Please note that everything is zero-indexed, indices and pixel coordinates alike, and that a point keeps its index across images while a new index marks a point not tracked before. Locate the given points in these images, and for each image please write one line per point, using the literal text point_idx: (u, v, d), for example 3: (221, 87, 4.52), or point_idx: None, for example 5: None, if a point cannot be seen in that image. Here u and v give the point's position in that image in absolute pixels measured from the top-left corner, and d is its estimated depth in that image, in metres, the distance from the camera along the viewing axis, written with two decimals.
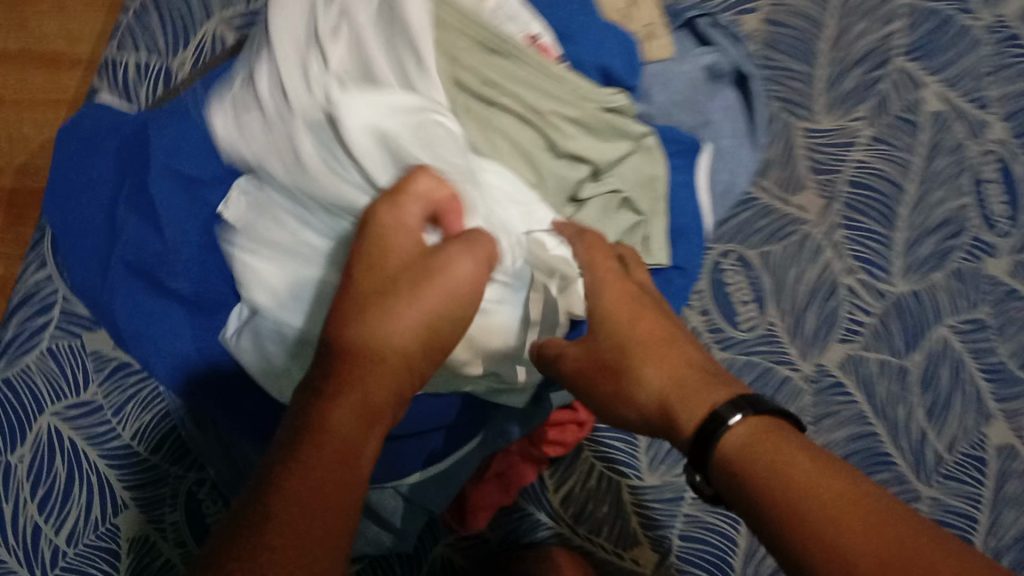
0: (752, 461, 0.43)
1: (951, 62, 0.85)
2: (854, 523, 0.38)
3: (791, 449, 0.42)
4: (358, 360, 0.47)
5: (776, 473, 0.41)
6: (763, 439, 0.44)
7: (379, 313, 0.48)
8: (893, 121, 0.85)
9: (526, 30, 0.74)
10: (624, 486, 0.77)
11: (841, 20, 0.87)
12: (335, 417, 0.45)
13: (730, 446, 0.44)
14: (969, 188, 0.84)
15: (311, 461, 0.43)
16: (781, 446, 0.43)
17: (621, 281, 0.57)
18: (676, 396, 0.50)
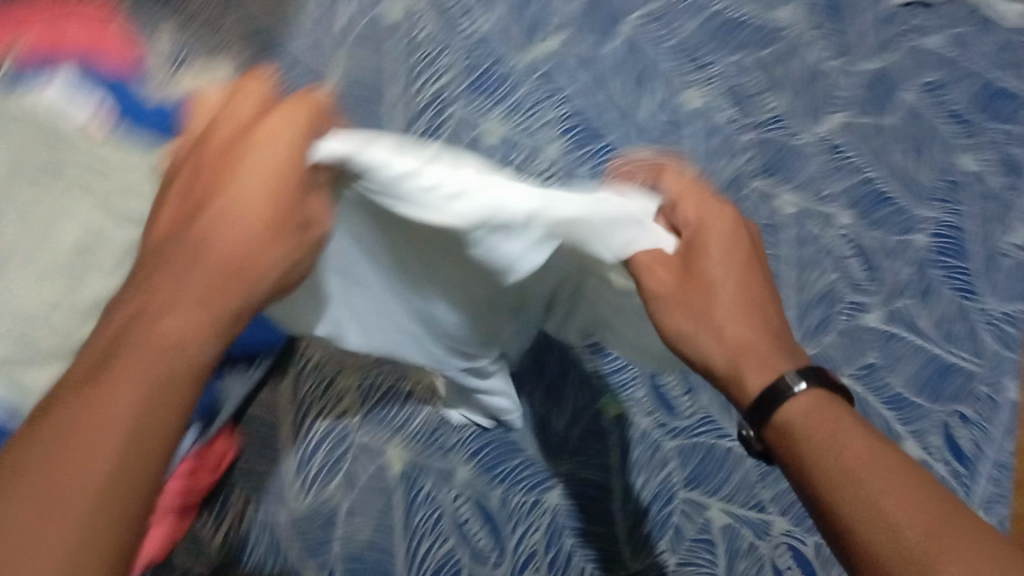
0: (804, 439, 0.45)
1: (881, 135, 0.87)
2: (899, 482, 0.41)
3: (861, 439, 0.44)
4: (180, 258, 0.40)
5: (831, 447, 0.44)
6: (819, 411, 0.46)
7: (222, 191, 0.42)
8: (816, 179, 0.84)
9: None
10: (528, 482, 0.71)
11: (790, 72, 0.88)
12: (189, 274, 0.40)
13: (790, 413, 0.46)
14: (884, 249, 0.83)
15: (135, 356, 0.37)
16: (855, 437, 0.44)
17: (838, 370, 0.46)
18: (760, 355, 0.49)
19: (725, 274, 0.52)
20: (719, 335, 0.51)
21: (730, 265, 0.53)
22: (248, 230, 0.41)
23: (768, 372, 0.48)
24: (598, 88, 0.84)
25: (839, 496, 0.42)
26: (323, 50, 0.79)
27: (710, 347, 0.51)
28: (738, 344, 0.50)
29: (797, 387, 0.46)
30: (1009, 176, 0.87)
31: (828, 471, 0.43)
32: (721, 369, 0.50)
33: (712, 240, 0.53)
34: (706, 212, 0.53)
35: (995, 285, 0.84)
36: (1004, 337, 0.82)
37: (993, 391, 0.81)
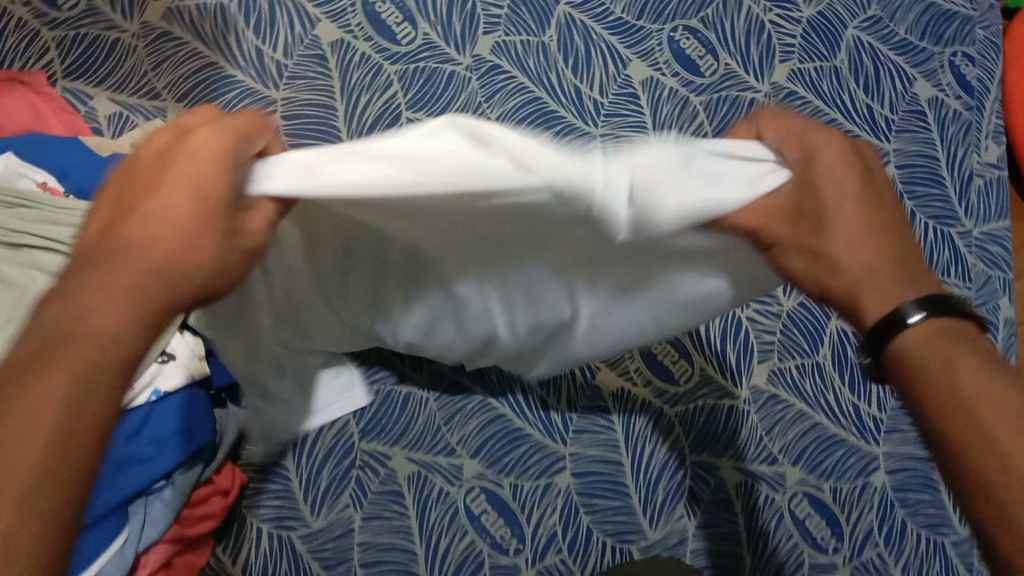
0: (917, 373, 0.38)
1: (833, 76, 0.87)
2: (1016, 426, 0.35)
3: (981, 370, 0.36)
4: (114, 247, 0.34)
5: (949, 390, 0.36)
6: (937, 341, 0.38)
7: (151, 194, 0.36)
8: None
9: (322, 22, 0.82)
10: (534, 467, 0.71)
11: (736, 29, 0.88)
12: (119, 270, 0.34)
13: (906, 344, 0.38)
14: None
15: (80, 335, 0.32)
16: (970, 368, 0.36)
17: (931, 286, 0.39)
18: (877, 283, 0.39)
19: (846, 194, 0.40)
20: (837, 266, 0.40)
21: (859, 180, 0.40)
22: (180, 234, 0.35)
23: (888, 299, 0.39)
24: (549, 69, 0.84)
25: (952, 431, 0.36)
26: (271, 71, 0.80)
27: (809, 280, 0.41)
28: (856, 277, 0.40)
29: (913, 316, 0.38)
30: (966, 97, 0.87)
31: (940, 401, 0.37)
32: (839, 297, 0.40)
33: (827, 165, 0.40)
34: (822, 145, 0.40)
35: (968, 207, 0.84)
36: (986, 255, 0.82)
37: (987, 310, 0.81)
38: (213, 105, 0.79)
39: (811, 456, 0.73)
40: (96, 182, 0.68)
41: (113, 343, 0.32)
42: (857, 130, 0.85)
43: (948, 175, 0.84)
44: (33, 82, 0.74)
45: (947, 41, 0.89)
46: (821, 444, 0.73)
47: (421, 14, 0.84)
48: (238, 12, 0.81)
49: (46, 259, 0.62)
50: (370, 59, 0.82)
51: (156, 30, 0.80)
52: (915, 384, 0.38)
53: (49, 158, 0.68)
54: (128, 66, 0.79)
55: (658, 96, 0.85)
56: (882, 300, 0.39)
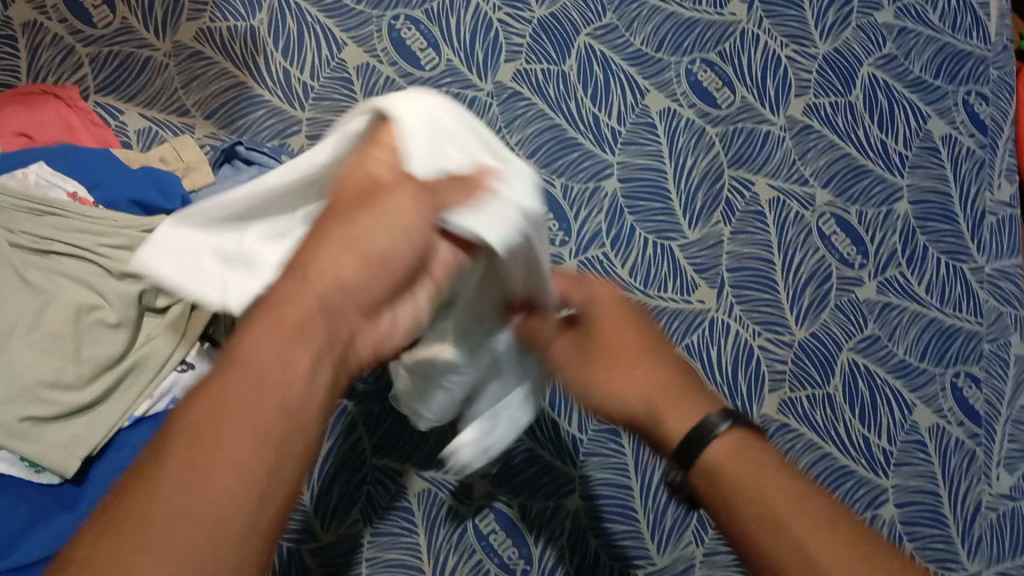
0: (746, 500, 0.49)
1: (848, 112, 0.88)
2: (819, 532, 0.46)
3: (781, 492, 0.48)
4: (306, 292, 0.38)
5: (766, 509, 0.48)
6: (739, 459, 0.51)
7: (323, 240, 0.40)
8: (791, 163, 0.86)
9: (348, 46, 0.84)
10: (544, 491, 0.71)
11: (754, 63, 0.89)
12: (307, 327, 0.38)
13: (720, 454, 0.51)
14: (866, 222, 0.84)
15: (229, 453, 0.35)
16: (778, 489, 0.48)
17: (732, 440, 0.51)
18: (664, 395, 0.55)
19: (621, 336, 0.58)
20: (634, 373, 0.56)
21: (632, 330, 0.58)
22: (361, 280, 0.39)
23: (686, 421, 0.53)
24: (569, 98, 0.86)
25: (765, 536, 0.48)
26: (298, 92, 0.82)
27: (618, 405, 0.56)
28: (646, 393, 0.55)
29: (720, 429, 0.52)
30: (979, 136, 0.88)
31: (754, 517, 0.48)
32: (641, 421, 0.55)
33: (602, 312, 0.58)
34: (592, 294, 0.59)
35: (980, 243, 0.84)
36: (999, 292, 0.83)
37: (998, 347, 0.81)
38: (240, 124, 0.81)
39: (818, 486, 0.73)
40: (127, 194, 0.70)
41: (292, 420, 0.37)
42: (871, 165, 0.86)
43: (960, 214, 0.85)
44: (67, 95, 0.76)
45: (961, 82, 0.90)
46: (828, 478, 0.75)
47: (445, 41, 0.86)
48: (268, 35, 0.83)
49: (77, 268, 0.65)
50: (395, 84, 0.84)
51: (187, 50, 0.82)
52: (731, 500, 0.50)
53: (80, 168, 0.70)
54: (160, 83, 0.81)
55: (674, 126, 0.86)
56: (681, 416, 0.54)
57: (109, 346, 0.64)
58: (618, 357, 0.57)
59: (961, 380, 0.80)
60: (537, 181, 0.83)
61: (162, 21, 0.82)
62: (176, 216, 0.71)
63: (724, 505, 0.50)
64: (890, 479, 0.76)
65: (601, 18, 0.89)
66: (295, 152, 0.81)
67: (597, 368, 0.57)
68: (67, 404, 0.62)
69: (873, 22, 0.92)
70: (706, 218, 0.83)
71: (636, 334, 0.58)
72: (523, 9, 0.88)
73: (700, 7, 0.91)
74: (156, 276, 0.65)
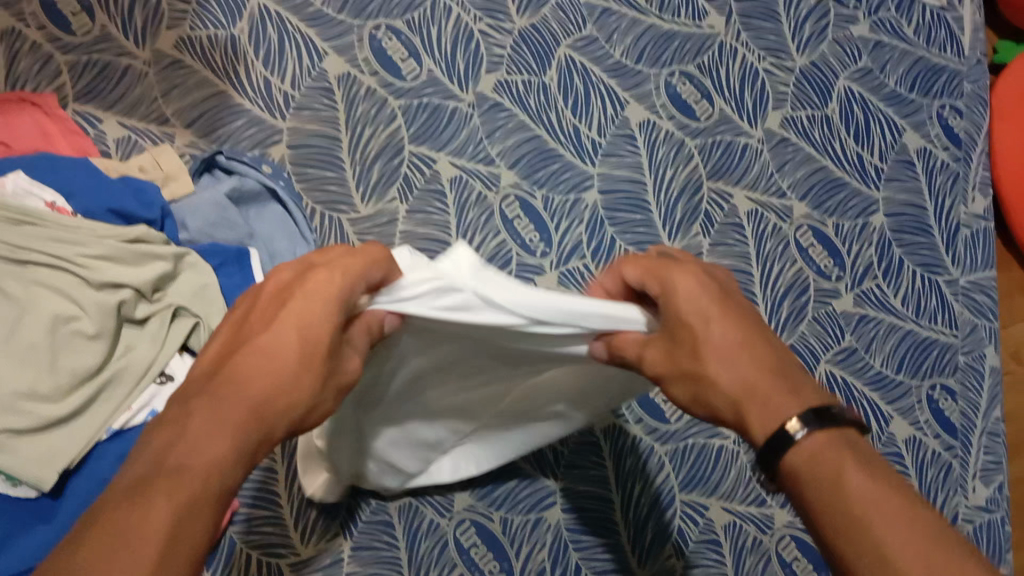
0: (815, 487, 0.40)
1: (826, 126, 0.89)
2: (902, 545, 0.36)
3: (864, 486, 0.38)
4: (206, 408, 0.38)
5: (834, 498, 0.39)
6: (825, 455, 0.40)
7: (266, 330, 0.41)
8: (769, 176, 0.87)
9: (329, 57, 0.84)
10: (523, 502, 0.71)
11: (732, 77, 0.90)
12: (228, 406, 0.38)
13: (799, 456, 0.40)
14: (842, 234, 0.85)
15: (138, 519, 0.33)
16: (856, 482, 0.39)
17: (819, 444, 0.40)
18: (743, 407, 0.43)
19: (724, 329, 0.45)
20: (719, 382, 0.44)
21: (739, 328, 0.45)
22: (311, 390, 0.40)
23: (773, 420, 0.42)
24: (550, 110, 0.86)
25: (841, 535, 0.38)
26: (279, 102, 0.82)
27: (704, 410, 0.46)
28: (735, 390, 0.44)
29: (798, 435, 0.40)
30: (953, 149, 0.89)
31: (832, 513, 0.39)
32: (729, 417, 0.44)
33: (682, 308, 0.46)
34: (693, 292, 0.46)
35: (955, 256, 0.85)
36: (973, 304, 0.84)
37: (973, 359, 0.82)
38: (221, 133, 0.81)
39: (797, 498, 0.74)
40: (106, 204, 0.69)
41: (209, 480, 0.35)
42: (848, 179, 0.87)
43: (935, 227, 0.86)
44: (44, 103, 0.75)
45: (937, 95, 0.91)
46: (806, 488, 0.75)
47: (426, 52, 0.86)
48: (248, 44, 0.83)
49: (53, 277, 0.64)
50: (376, 93, 0.84)
51: (167, 58, 0.82)
52: (810, 492, 0.40)
53: (57, 177, 0.70)
54: (139, 92, 0.80)
55: (654, 138, 0.87)
56: (766, 415, 0.42)
57: (85, 358, 0.63)
58: (704, 364, 0.45)
59: (937, 391, 0.81)
60: (518, 193, 0.83)
61: (141, 29, 0.82)
62: (156, 224, 0.71)
63: (812, 502, 0.40)
64: None
65: (583, 30, 0.89)
66: (276, 162, 0.80)
67: (683, 375, 0.46)
68: (41, 416, 0.61)
69: (850, 37, 0.93)
70: (686, 229, 0.84)
71: (729, 312, 0.46)
72: (504, 20, 0.88)
73: (679, 19, 0.91)
74: (134, 285, 0.65)
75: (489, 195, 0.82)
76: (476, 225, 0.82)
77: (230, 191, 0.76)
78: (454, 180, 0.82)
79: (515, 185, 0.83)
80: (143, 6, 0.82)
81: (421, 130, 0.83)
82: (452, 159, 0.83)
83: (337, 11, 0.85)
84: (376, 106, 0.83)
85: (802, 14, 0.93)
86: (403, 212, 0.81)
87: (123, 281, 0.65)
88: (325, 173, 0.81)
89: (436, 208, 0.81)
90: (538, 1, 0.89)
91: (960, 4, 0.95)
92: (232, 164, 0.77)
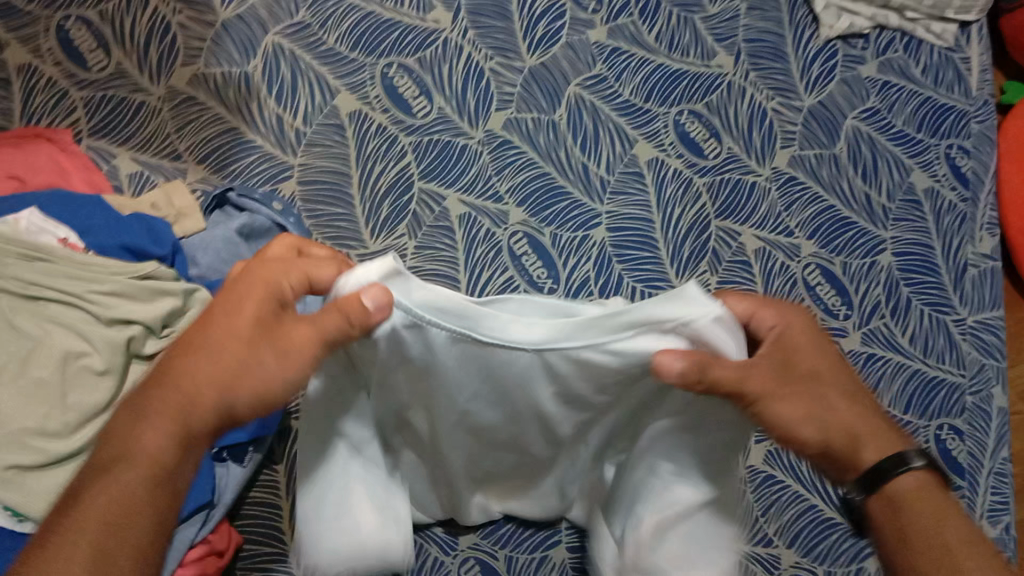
0: (910, 515, 0.51)
1: (834, 163, 0.90)
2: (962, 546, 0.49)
3: (943, 509, 0.51)
4: (147, 414, 0.50)
5: (935, 539, 0.49)
6: (921, 488, 0.51)
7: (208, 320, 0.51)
8: (777, 213, 0.87)
9: (341, 94, 0.85)
10: (527, 539, 0.71)
11: (741, 115, 0.91)
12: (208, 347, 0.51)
13: (905, 484, 0.51)
14: (850, 272, 0.86)
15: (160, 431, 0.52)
16: (933, 504, 0.51)
17: (919, 483, 0.51)
18: (849, 438, 0.52)
19: (826, 366, 0.53)
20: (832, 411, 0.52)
21: (843, 368, 0.54)
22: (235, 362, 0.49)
23: (876, 453, 0.52)
24: (559, 147, 0.87)
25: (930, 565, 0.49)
26: (290, 138, 0.83)
27: (812, 426, 0.51)
28: (853, 428, 0.52)
29: (915, 463, 0.51)
30: (961, 189, 0.89)
31: (919, 532, 0.50)
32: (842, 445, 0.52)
33: (805, 338, 0.53)
34: (786, 316, 0.53)
35: (962, 295, 0.85)
36: (980, 344, 0.83)
37: (981, 400, 0.82)
38: (232, 168, 0.82)
39: (806, 540, 0.73)
40: (118, 241, 0.70)
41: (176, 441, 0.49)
42: (855, 218, 0.88)
43: (943, 266, 0.86)
44: (60, 139, 0.77)
45: (945, 134, 0.91)
46: (815, 526, 0.73)
47: (436, 89, 0.87)
48: (262, 81, 0.84)
49: (66, 314, 0.65)
50: (387, 130, 0.85)
51: (181, 95, 0.83)
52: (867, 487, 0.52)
53: (71, 214, 0.70)
54: (153, 127, 0.81)
55: (662, 176, 0.87)
56: (880, 446, 0.52)
57: (93, 394, 0.63)
58: (820, 385, 0.52)
59: (945, 432, 0.80)
60: (526, 230, 0.83)
61: (157, 65, 0.83)
62: (166, 261, 0.72)
63: (892, 512, 0.51)
64: None
65: (591, 69, 0.90)
66: (286, 197, 0.81)
67: (806, 397, 0.51)
68: (51, 453, 0.61)
69: (858, 77, 0.93)
70: (694, 267, 0.84)
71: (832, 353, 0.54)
72: (514, 59, 0.89)
73: (689, 60, 0.92)
74: (143, 322, 0.66)
75: (497, 232, 0.83)
76: (484, 262, 0.82)
77: (240, 228, 0.76)
78: (463, 216, 0.83)
79: (524, 220, 0.84)
80: (159, 45, 0.84)
81: (432, 166, 0.84)
82: (461, 195, 0.83)
83: (349, 50, 0.86)
84: (387, 143, 0.84)
85: (810, 54, 0.94)
86: (411, 247, 0.81)
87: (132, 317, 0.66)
88: (333, 208, 0.81)
89: (444, 245, 0.82)
90: (549, 41, 0.91)
91: (969, 45, 0.95)
92: (245, 202, 0.78)
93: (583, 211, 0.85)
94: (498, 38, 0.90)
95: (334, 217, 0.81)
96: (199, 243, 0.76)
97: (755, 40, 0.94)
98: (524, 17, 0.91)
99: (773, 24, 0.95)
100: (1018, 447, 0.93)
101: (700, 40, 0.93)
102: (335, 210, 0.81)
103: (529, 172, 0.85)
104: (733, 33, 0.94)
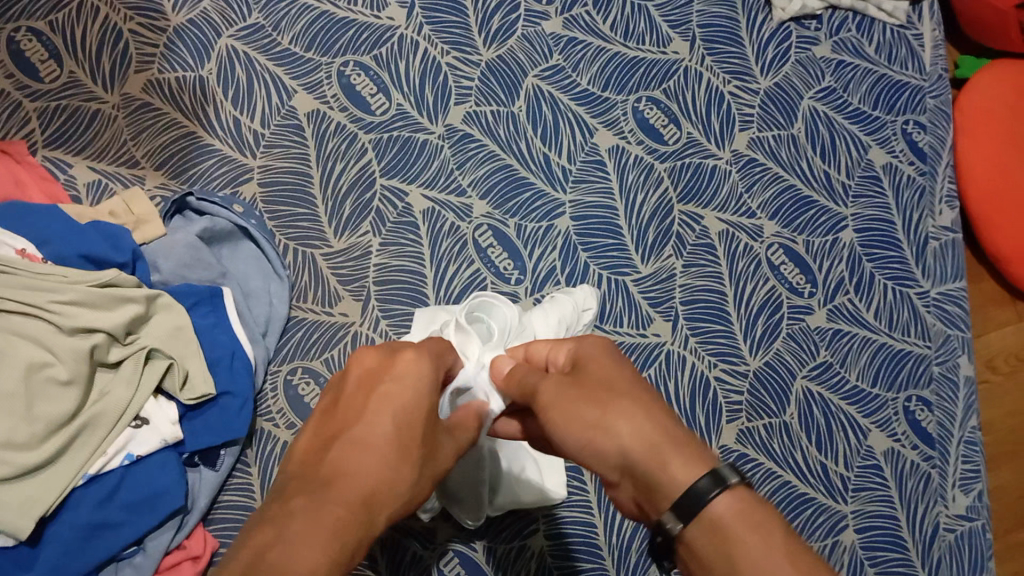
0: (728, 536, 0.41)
1: (793, 143, 0.90)
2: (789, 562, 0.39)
3: (773, 531, 0.41)
4: (318, 509, 0.42)
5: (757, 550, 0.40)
6: (746, 510, 0.42)
7: (363, 415, 0.48)
8: (739, 195, 0.88)
9: (300, 97, 0.85)
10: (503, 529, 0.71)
11: (699, 99, 0.91)
12: (373, 421, 0.47)
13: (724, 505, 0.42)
14: (814, 249, 0.86)
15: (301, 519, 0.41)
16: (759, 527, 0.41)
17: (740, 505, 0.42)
18: (656, 441, 0.46)
19: (626, 383, 0.50)
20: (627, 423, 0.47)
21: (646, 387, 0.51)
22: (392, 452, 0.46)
23: (684, 461, 0.44)
24: (520, 138, 0.87)
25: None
26: (248, 140, 0.83)
27: (603, 439, 0.47)
28: (650, 435, 0.46)
29: (731, 477, 0.43)
30: (918, 164, 0.91)
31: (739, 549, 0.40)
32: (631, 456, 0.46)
33: (599, 363, 0.53)
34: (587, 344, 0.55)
35: (925, 268, 0.86)
36: (944, 314, 0.84)
37: (947, 370, 0.83)
38: (191, 173, 0.81)
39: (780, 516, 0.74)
40: (76, 250, 0.70)
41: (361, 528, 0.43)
42: (815, 196, 0.88)
43: (903, 239, 0.87)
44: (14, 150, 0.77)
45: (899, 110, 0.93)
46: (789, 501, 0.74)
47: (394, 86, 0.86)
48: (218, 85, 0.84)
49: (28, 326, 0.65)
50: (346, 129, 0.84)
51: (136, 102, 0.82)
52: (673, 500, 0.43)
53: (29, 224, 0.70)
54: (109, 136, 0.81)
55: (624, 163, 0.88)
56: (685, 458, 0.45)
57: (60, 405, 0.63)
58: (615, 391, 0.49)
59: (914, 403, 0.81)
60: (491, 222, 0.83)
61: (110, 73, 0.82)
62: (127, 267, 0.71)
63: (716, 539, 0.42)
64: (847, 504, 0.77)
65: (549, 60, 0.90)
66: (247, 200, 0.81)
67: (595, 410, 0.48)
68: (19, 465, 0.61)
69: (814, 56, 0.94)
70: (658, 252, 0.85)
71: (635, 374, 0.52)
72: (471, 53, 0.89)
73: (645, 47, 0.93)
74: (107, 330, 0.66)
75: (462, 226, 0.83)
76: (450, 255, 0.82)
77: (202, 232, 0.77)
78: (427, 211, 0.83)
79: (489, 213, 0.84)
80: (111, 52, 0.83)
81: (394, 163, 0.84)
82: (423, 191, 0.83)
83: (305, 49, 0.86)
84: (349, 142, 0.84)
85: (764, 36, 0.95)
86: (376, 245, 0.81)
87: (95, 326, 0.65)
88: (295, 210, 0.81)
89: (409, 241, 0.82)
90: (504, 34, 0.90)
91: (920, 21, 0.97)
92: (205, 207, 0.77)
93: (547, 201, 0.85)
94: (454, 33, 0.89)
95: (297, 218, 0.81)
96: (162, 250, 0.75)
97: (710, 24, 0.95)
98: (479, 10, 0.90)
99: (728, 8, 0.96)
100: (987, 416, 0.95)
101: (655, 27, 0.93)
102: (298, 212, 0.81)
103: (492, 165, 0.85)
104: (688, 19, 0.94)
